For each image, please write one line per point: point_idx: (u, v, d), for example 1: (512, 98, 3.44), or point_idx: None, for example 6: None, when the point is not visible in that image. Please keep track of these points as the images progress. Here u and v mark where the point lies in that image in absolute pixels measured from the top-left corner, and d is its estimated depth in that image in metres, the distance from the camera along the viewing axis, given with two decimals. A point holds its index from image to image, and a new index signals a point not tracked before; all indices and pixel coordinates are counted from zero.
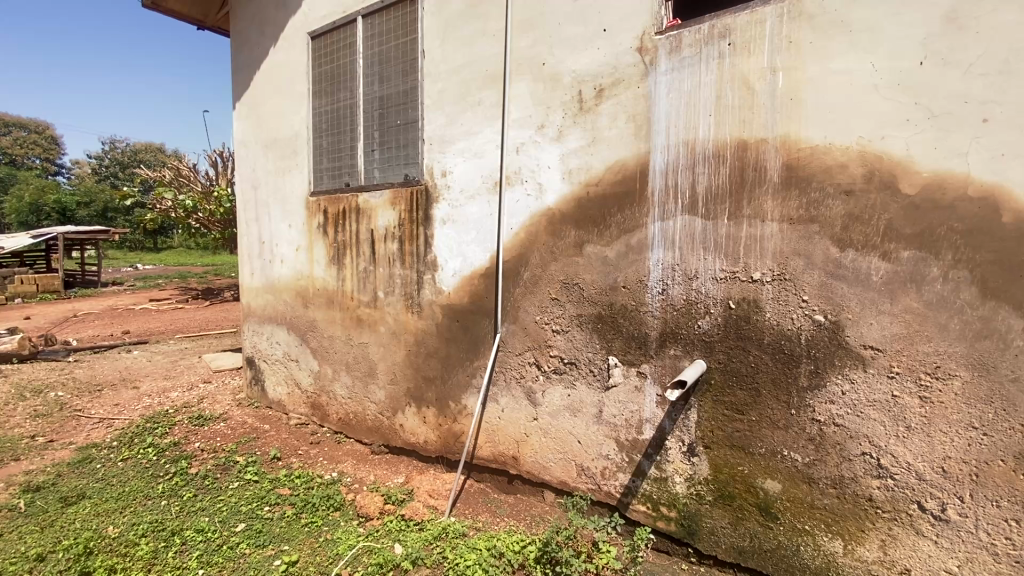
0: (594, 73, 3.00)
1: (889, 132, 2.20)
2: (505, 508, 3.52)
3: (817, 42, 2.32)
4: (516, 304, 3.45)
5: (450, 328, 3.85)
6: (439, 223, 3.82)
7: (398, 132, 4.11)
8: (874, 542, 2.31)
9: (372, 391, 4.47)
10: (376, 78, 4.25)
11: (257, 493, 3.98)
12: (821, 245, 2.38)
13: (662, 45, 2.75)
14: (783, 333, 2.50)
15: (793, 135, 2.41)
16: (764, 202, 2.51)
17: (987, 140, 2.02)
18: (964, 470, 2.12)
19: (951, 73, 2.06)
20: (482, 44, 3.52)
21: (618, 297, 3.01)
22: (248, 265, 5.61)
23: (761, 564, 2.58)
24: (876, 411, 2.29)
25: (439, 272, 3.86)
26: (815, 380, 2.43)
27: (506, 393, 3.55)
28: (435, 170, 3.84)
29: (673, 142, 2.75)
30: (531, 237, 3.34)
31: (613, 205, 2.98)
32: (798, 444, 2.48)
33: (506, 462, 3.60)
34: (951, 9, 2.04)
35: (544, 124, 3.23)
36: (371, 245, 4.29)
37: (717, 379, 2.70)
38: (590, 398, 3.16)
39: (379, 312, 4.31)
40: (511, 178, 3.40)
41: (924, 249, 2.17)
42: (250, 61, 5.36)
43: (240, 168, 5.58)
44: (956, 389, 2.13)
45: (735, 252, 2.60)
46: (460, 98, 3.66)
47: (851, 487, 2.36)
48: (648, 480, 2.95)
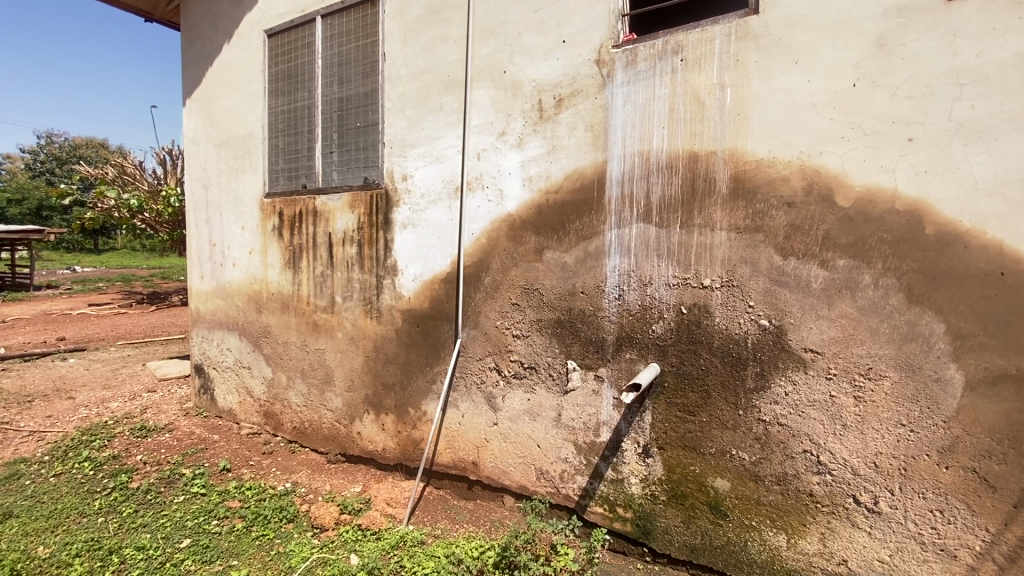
0: (554, 83, 3.06)
1: (826, 147, 2.34)
2: (464, 515, 3.50)
3: (762, 61, 2.46)
4: (476, 309, 3.46)
5: (410, 333, 3.81)
6: (400, 227, 3.79)
7: (358, 134, 4.05)
8: (814, 535, 2.44)
9: (329, 399, 4.37)
10: (335, 79, 4.19)
11: (204, 507, 3.81)
12: (765, 253, 2.51)
13: (618, 58, 2.84)
14: (731, 337, 2.61)
15: (739, 149, 2.53)
16: (714, 212, 2.62)
17: (912, 158, 2.18)
18: (894, 464, 2.27)
19: (880, 95, 2.22)
20: (443, 49, 3.52)
21: (576, 302, 3.07)
22: (198, 269, 5.38)
23: (712, 560, 2.67)
24: (816, 410, 2.43)
25: (399, 276, 3.82)
26: (761, 382, 2.55)
27: (466, 398, 3.54)
28: (395, 173, 3.81)
29: (629, 151, 2.84)
30: (491, 242, 3.36)
31: (573, 212, 3.04)
32: (745, 444, 2.59)
33: (465, 468, 3.59)
34: (880, 36, 2.20)
35: (505, 130, 3.27)
36: (329, 249, 4.21)
37: (670, 381, 2.78)
38: (550, 401, 3.19)
39: (337, 317, 4.22)
40: (472, 184, 3.42)
41: (857, 258, 2.32)
42: (201, 57, 5.16)
43: (191, 167, 5.36)
44: (886, 388, 2.28)
45: (687, 259, 2.70)
46: (421, 103, 3.65)
47: (793, 484, 2.48)
48: (605, 482, 3.00)
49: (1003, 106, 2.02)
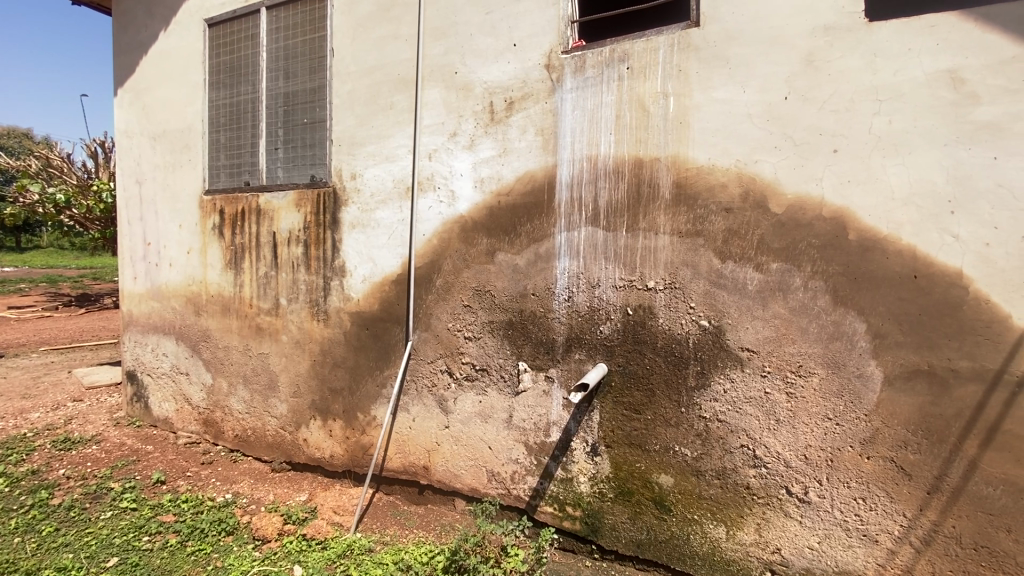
0: (505, 86, 3.07)
1: (760, 156, 2.46)
2: (414, 520, 3.45)
3: (702, 72, 2.56)
4: (427, 311, 3.42)
5: (359, 336, 3.72)
6: (348, 227, 3.70)
7: (304, 130, 3.92)
8: (751, 526, 2.55)
9: (273, 405, 4.19)
10: (280, 73, 4.04)
11: (134, 522, 3.57)
12: (705, 256, 2.62)
13: (567, 64, 2.89)
14: (674, 337, 2.70)
15: (681, 156, 2.63)
16: (658, 216, 2.71)
17: (836, 168, 2.33)
18: (822, 456, 2.41)
19: (809, 108, 2.36)
20: (393, 48, 3.47)
21: (527, 304, 3.09)
22: (130, 268, 5.05)
23: (657, 554, 2.75)
24: (752, 406, 2.55)
25: (347, 278, 3.72)
26: (702, 380, 2.65)
27: (417, 401, 3.49)
28: (343, 172, 3.71)
29: (578, 156, 2.89)
30: (443, 244, 3.33)
31: (523, 214, 3.06)
32: (687, 440, 2.68)
33: (416, 473, 3.53)
34: (809, 53, 2.35)
35: (456, 131, 3.25)
36: (274, 250, 4.05)
37: (617, 381, 2.85)
38: (500, 403, 3.20)
39: (281, 320, 4.07)
40: (423, 184, 3.38)
41: (789, 262, 2.45)
42: (134, 44, 4.86)
43: (122, 161, 5.03)
44: (815, 384, 2.42)
45: (632, 262, 2.78)
46: (371, 101, 3.58)
47: (732, 477, 2.59)
48: (554, 481, 3.03)
49: (916, 122, 2.19)
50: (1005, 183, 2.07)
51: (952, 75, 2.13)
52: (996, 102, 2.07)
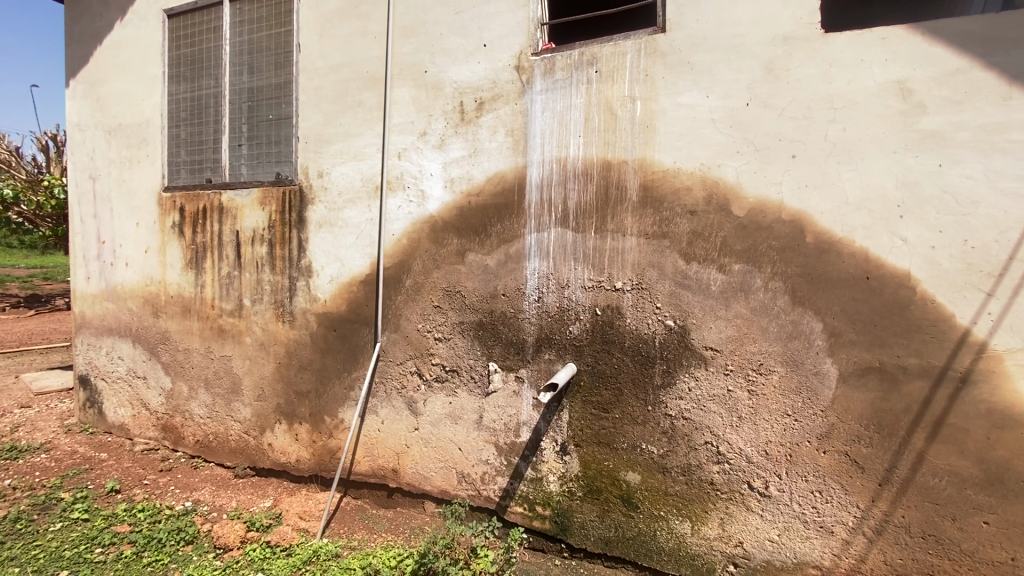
0: (475, 86, 3.07)
1: (724, 160, 2.53)
2: (383, 524, 3.40)
3: (668, 77, 2.62)
4: (396, 312, 3.38)
5: (326, 337, 3.65)
6: (315, 226, 3.62)
7: (269, 127, 3.82)
8: (714, 520, 2.62)
9: (236, 409, 4.07)
10: (244, 68, 3.93)
11: (86, 534, 3.41)
12: (671, 258, 2.67)
13: (537, 65, 2.90)
14: (641, 337, 2.75)
15: (648, 159, 2.68)
16: (625, 218, 2.75)
17: (795, 173, 2.41)
18: (782, 451, 2.49)
19: (769, 115, 2.44)
20: (362, 45, 3.42)
21: (498, 305, 3.09)
22: (83, 268, 4.82)
23: (624, 551, 2.79)
24: (715, 404, 2.61)
25: (314, 278, 3.65)
26: (667, 378, 2.70)
27: (386, 403, 3.44)
28: (310, 170, 3.63)
29: (548, 157, 2.91)
30: (412, 244, 3.30)
31: (493, 215, 3.06)
32: (654, 438, 2.73)
33: (384, 476, 3.49)
34: (769, 61, 2.42)
35: (426, 131, 3.23)
36: (237, 249, 3.93)
37: (586, 380, 2.88)
38: (471, 404, 3.19)
39: (245, 322, 3.95)
40: (392, 184, 3.34)
41: (750, 264, 2.52)
42: (87, 34, 4.64)
43: (74, 155, 4.80)
44: (775, 382, 2.50)
45: (601, 263, 2.82)
46: (339, 98, 3.51)
47: (696, 473, 2.65)
48: (524, 481, 3.04)
49: (868, 130, 2.29)
50: (949, 190, 2.19)
51: (901, 86, 2.24)
52: (941, 112, 2.18)
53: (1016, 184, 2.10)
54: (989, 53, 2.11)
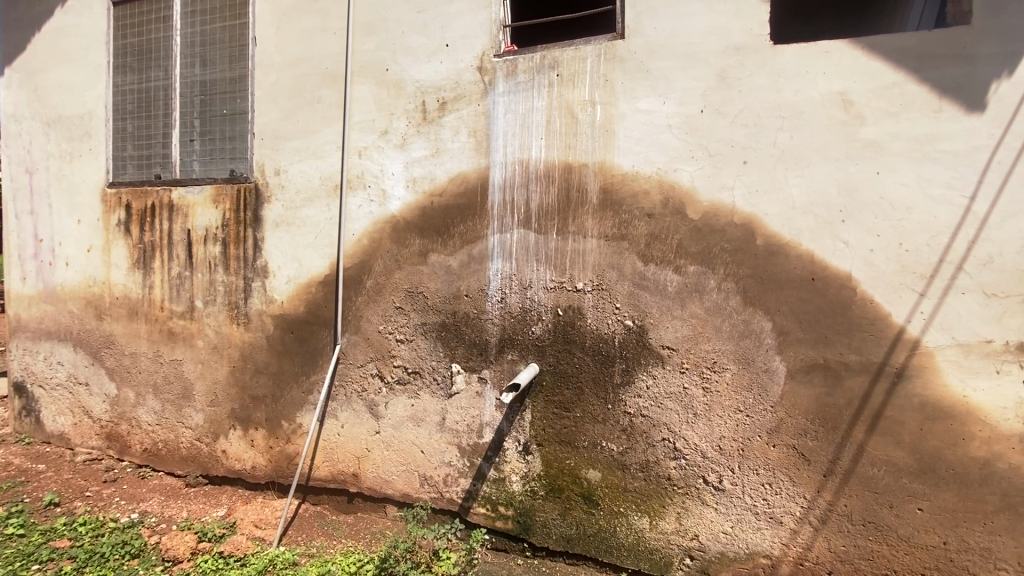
0: (437, 86, 3.05)
1: (679, 165, 2.61)
2: (343, 530, 3.33)
3: (627, 83, 2.67)
4: (357, 313, 3.32)
5: (283, 340, 3.55)
6: (271, 225, 3.52)
7: (223, 122, 3.69)
8: (671, 515, 2.69)
9: (188, 415, 3.90)
10: (196, 60, 3.78)
11: (21, 550, 3.20)
12: (630, 259, 2.73)
13: (499, 67, 2.91)
14: (601, 337, 2.80)
15: (608, 162, 2.73)
16: (586, 220, 2.80)
17: (746, 178, 2.51)
18: (734, 446, 2.59)
19: (722, 121, 2.53)
20: (321, 40, 3.34)
21: (460, 306, 3.08)
22: (17, 268, 4.51)
23: (586, 548, 2.83)
24: (672, 401, 2.69)
25: (270, 279, 3.54)
26: (626, 377, 2.76)
27: (346, 407, 3.38)
28: (267, 168, 3.53)
29: (510, 159, 2.92)
30: (373, 244, 3.26)
31: (456, 216, 3.05)
32: (614, 435, 2.78)
33: (345, 481, 3.41)
34: (722, 70, 2.52)
35: (387, 130, 3.19)
36: (189, 248, 3.77)
37: (548, 380, 2.91)
38: (433, 406, 3.16)
39: (197, 324, 3.80)
40: (353, 183, 3.28)
41: (704, 265, 2.61)
42: (23, 18, 4.36)
43: (9, 147, 4.49)
44: (728, 379, 2.59)
45: (563, 264, 2.85)
46: (297, 95, 3.43)
47: (654, 469, 2.72)
48: (487, 482, 3.04)
49: (813, 138, 2.41)
50: (886, 196, 2.32)
51: (843, 97, 2.36)
52: (879, 123, 2.32)
53: (945, 192, 2.25)
54: (921, 68, 2.25)
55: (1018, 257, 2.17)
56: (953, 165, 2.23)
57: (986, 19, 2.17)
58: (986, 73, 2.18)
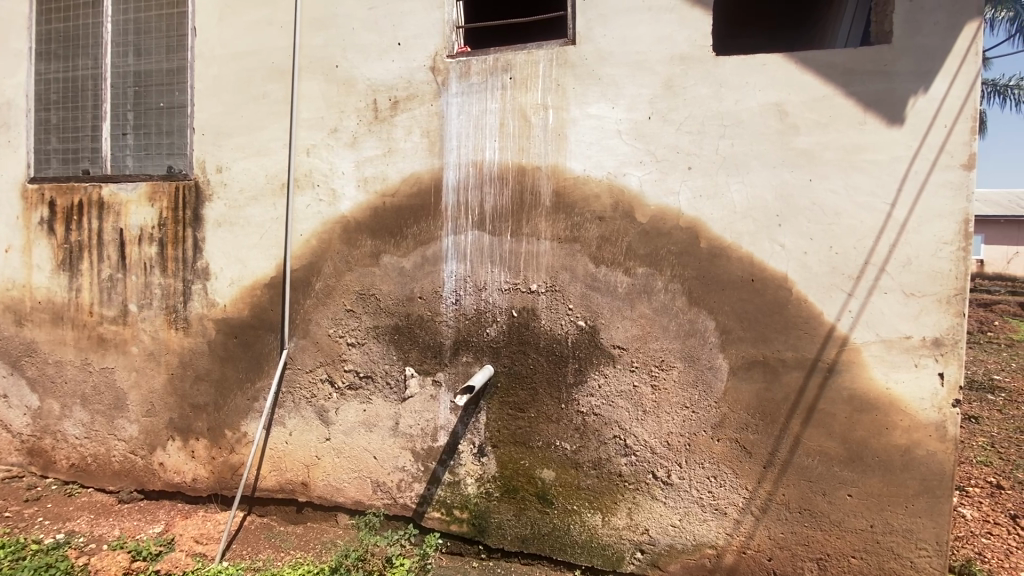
0: (388, 84, 3.01)
1: (628, 170, 2.68)
2: (291, 541, 3.21)
3: (578, 88, 2.73)
4: (305, 317, 3.22)
5: (226, 345, 3.39)
6: (213, 225, 3.36)
7: (159, 115, 3.49)
8: (623, 510, 2.76)
9: (120, 427, 3.66)
10: (129, 49, 3.55)
11: None
12: (581, 261, 2.78)
13: (452, 68, 2.90)
14: (555, 337, 2.83)
15: (560, 166, 2.77)
16: (539, 222, 2.83)
17: (691, 183, 2.61)
18: (681, 441, 2.68)
19: (668, 129, 2.62)
20: (266, 34, 3.22)
21: (414, 308, 3.04)
22: None
23: (540, 547, 2.85)
24: (622, 399, 2.76)
25: (212, 281, 3.38)
26: (579, 376, 2.81)
27: (294, 413, 3.26)
28: (207, 165, 3.37)
29: (463, 160, 2.91)
30: (323, 245, 3.17)
31: (409, 217, 3.01)
32: (567, 434, 2.82)
33: (293, 490, 3.30)
34: (668, 79, 2.61)
35: (337, 128, 3.11)
36: (121, 249, 3.55)
37: (502, 381, 2.91)
38: (386, 410, 3.10)
39: (131, 329, 3.57)
40: (301, 181, 3.18)
41: (652, 267, 2.69)
42: None
43: None
44: (675, 376, 2.69)
45: (517, 266, 2.87)
46: (240, 89, 3.29)
47: (606, 467, 2.78)
48: (441, 486, 3.01)
49: (752, 146, 2.53)
50: (817, 202, 2.47)
51: (778, 108, 2.50)
52: (811, 133, 2.46)
53: (869, 199, 2.41)
54: (848, 83, 2.41)
55: (933, 259, 2.35)
56: (876, 174, 2.40)
57: (904, 39, 2.35)
58: (904, 89, 2.36)
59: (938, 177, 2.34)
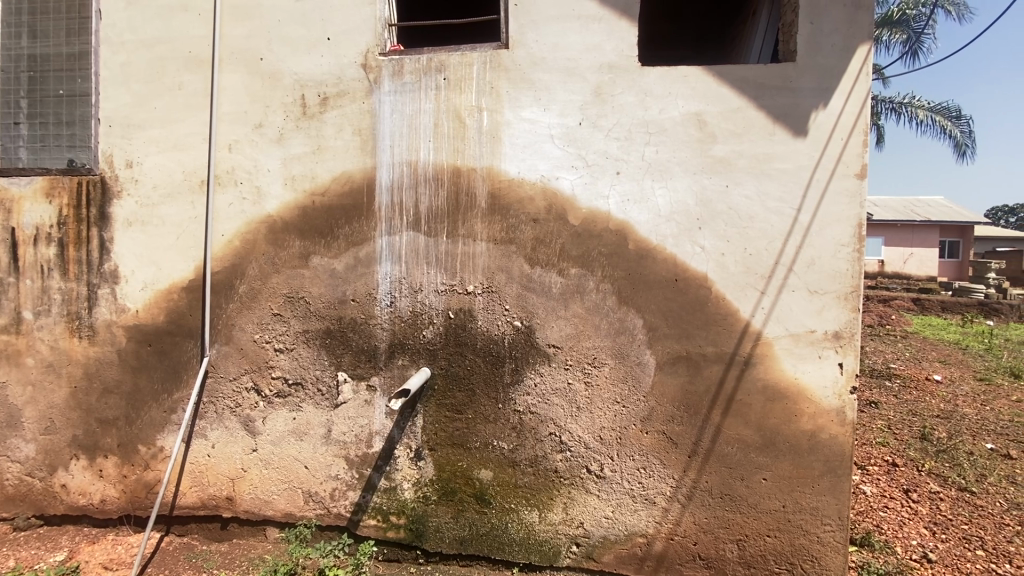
0: (318, 80, 2.91)
1: (561, 173, 2.75)
2: (215, 560, 3.01)
3: (511, 92, 2.76)
4: (229, 322, 3.05)
5: (138, 354, 3.14)
6: (122, 225, 3.11)
7: (57, 103, 3.16)
8: (559, 506, 2.82)
9: (13, 447, 3.30)
10: (23, 30, 3.21)
11: None
12: (517, 262, 2.82)
13: (385, 66, 2.85)
14: (492, 338, 2.86)
15: (495, 168, 2.80)
16: (475, 224, 2.84)
17: (620, 188, 2.71)
18: (613, 435, 2.78)
19: (598, 135, 2.71)
20: (182, 21, 3.02)
21: (347, 311, 2.96)
22: None
23: (479, 548, 2.86)
24: (557, 397, 2.82)
25: (122, 284, 3.13)
26: (516, 376, 2.84)
27: (216, 425, 3.08)
28: (116, 159, 3.12)
29: (397, 160, 2.87)
30: (247, 246, 3.01)
31: (340, 217, 2.93)
32: (504, 434, 2.85)
33: (217, 506, 3.11)
34: (597, 87, 2.70)
35: (262, 123, 2.97)
36: (13, 250, 3.20)
37: (439, 384, 2.90)
38: (318, 418, 3.00)
39: (25, 339, 3.23)
40: (222, 179, 3.01)
41: (584, 268, 2.77)
42: None
43: None
44: (607, 373, 2.78)
45: (453, 267, 2.86)
46: (153, 79, 3.06)
47: (542, 463, 2.83)
48: (377, 493, 2.95)
49: (675, 153, 2.67)
50: (734, 207, 2.64)
51: (698, 118, 2.65)
52: (727, 142, 2.64)
53: (779, 204, 2.61)
54: (759, 96, 2.60)
55: (832, 260, 2.59)
56: (784, 181, 2.61)
57: (807, 58, 2.57)
58: (807, 104, 2.58)
59: (836, 185, 2.57)
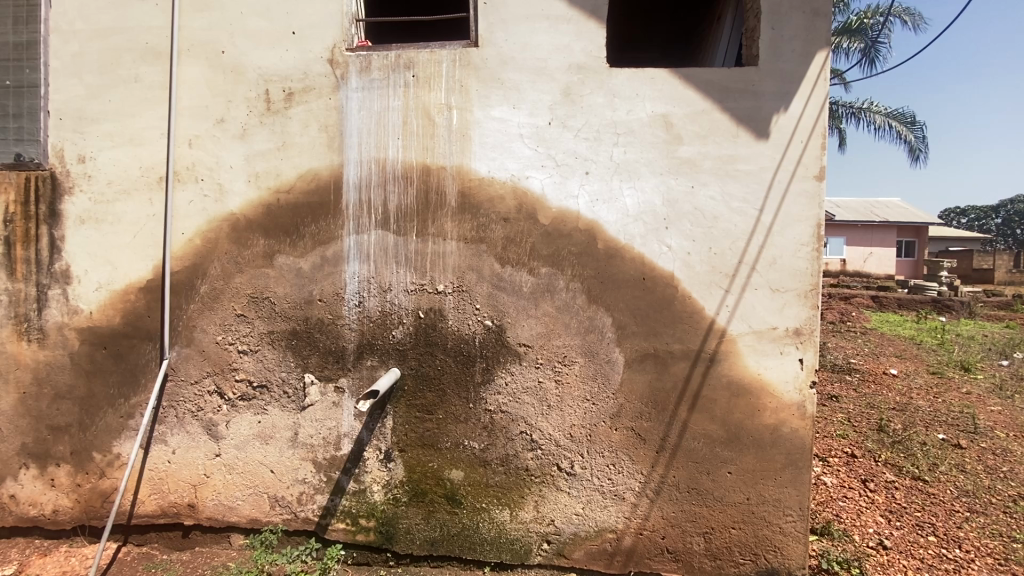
0: (283, 74, 2.84)
1: (530, 173, 2.75)
2: (176, 569, 2.91)
3: (481, 90, 2.76)
4: (189, 323, 2.96)
5: (92, 357, 3.01)
6: (74, 222, 2.98)
7: (3, 95, 2.97)
8: (530, 504, 2.83)
9: None
10: None
11: None
12: (487, 261, 2.82)
13: (351, 62, 2.81)
14: (462, 337, 2.84)
15: (465, 167, 2.79)
16: (445, 222, 2.82)
17: (589, 188, 2.74)
18: (583, 432, 2.81)
19: (567, 134, 2.73)
20: (139, 11, 2.91)
21: (313, 311, 2.90)
22: None
23: (450, 548, 2.85)
24: (528, 396, 2.83)
25: (74, 285, 2.99)
26: (487, 375, 2.84)
27: (177, 429, 2.98)
28: (67, 154, 2.98)
29: (365, 158, 2.83)
30: (209, 245, 2.92)
31: (306, 215, 2.87)
32: (475, 433, 2.84)
33: (178, 513, 3.01)
34: (566, 87, 2.72)
35: (224, 119, 2.88)
36: None
37: (409, 384, 2.87)
38: (284, 421, 2.93)
39: None
40: (182, 175, 2.91)
41: (554, 267, 2.79)
42: None
43: None
44: (577, 371, 2.80)
45: (422, 267, 2.84)
46: (107, 70, 2.94)
47: (513, 462, 2.84)
48: (346, 496, 2.90)
49: (642, 154, 2.71)
50: (699, 207, 2.70)
51: (665, 119, 2.70)
52: (693, 144, 2.69)
53: (742, 205, 2.68)
54: (723, 99, 2.67)
55: (793, 259, 2.67)
56: (747, 182, 2.68)
57: (768, 63, 2.64)
58: (768, 107, 2.65)
59: (796, 187, 2.65)
